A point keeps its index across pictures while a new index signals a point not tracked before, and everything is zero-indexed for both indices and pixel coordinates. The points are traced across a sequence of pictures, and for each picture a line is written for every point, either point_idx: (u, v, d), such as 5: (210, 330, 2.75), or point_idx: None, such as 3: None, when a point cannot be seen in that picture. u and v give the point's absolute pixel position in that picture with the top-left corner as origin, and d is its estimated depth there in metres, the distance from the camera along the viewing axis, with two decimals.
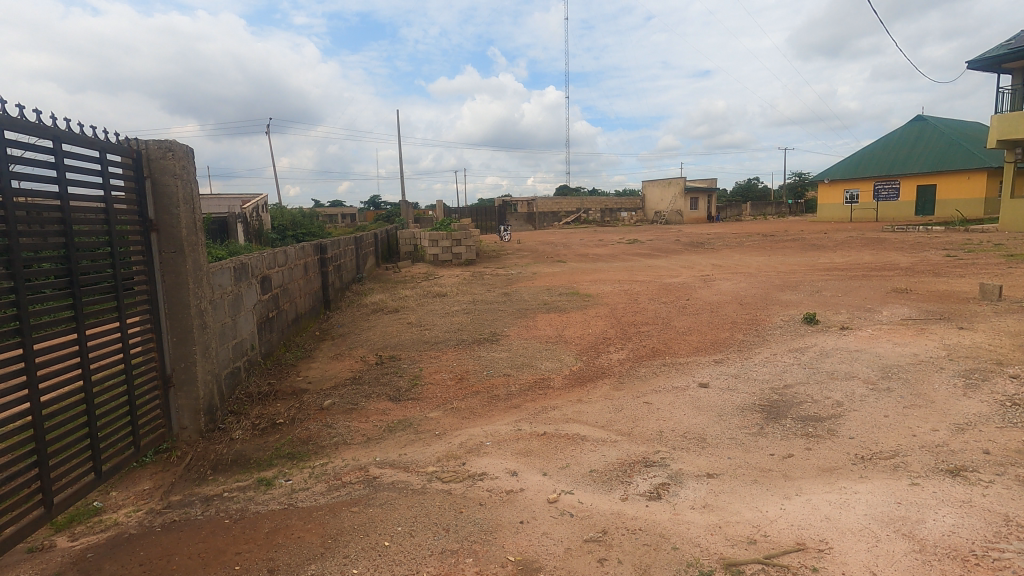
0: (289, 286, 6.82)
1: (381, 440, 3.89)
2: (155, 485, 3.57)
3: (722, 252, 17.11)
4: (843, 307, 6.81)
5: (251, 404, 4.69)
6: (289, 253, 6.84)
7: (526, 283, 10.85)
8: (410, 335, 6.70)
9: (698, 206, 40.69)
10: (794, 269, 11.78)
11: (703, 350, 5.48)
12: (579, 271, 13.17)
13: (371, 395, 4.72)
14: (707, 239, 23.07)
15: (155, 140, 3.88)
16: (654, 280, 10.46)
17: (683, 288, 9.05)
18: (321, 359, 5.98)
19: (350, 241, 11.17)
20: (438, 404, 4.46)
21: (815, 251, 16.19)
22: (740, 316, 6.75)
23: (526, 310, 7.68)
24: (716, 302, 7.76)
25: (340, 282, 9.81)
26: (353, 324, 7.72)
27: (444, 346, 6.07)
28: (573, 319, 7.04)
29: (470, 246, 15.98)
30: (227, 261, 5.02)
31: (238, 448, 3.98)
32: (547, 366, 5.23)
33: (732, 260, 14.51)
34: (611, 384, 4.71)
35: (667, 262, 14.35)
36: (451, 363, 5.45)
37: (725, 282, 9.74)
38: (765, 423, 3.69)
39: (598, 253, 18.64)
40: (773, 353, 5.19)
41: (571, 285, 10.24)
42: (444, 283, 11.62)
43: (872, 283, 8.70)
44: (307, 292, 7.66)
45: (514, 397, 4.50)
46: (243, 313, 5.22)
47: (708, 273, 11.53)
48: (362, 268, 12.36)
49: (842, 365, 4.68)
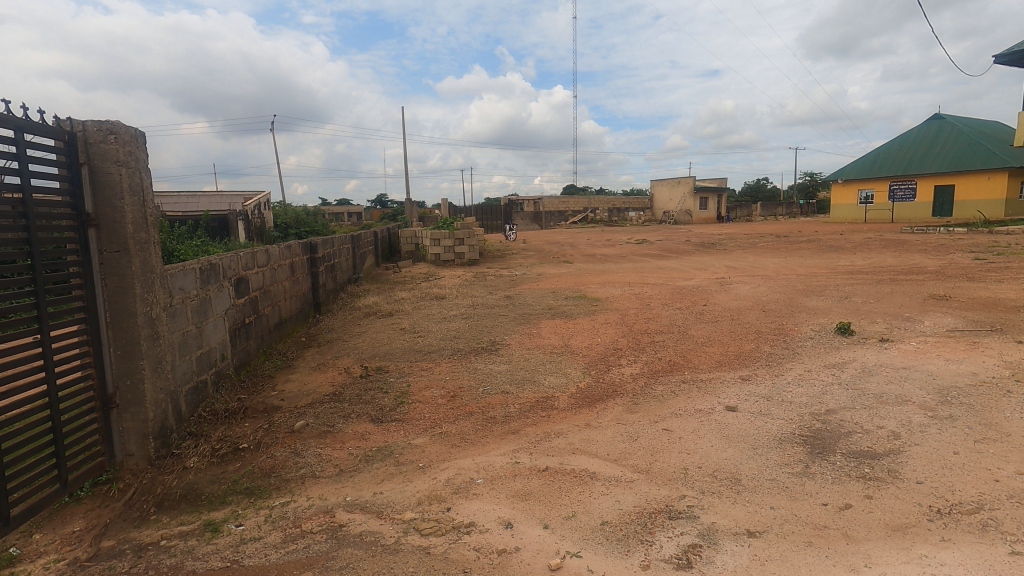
0: (272, 289, 6.27)
1: (355, 474, 3.32)
2: (87, 526, 3.01)
3: (735, 254, 16.45)
4: (879, 316, 6.17)
5: (214, 424, 4.14)
6: (271, 253, 6.29)
7: (530, 285, 10.27)
8: (402, 343, 6.13)
9: (708, 206, 39.93)
10: (815, 272, 11.14)
11: (726, 365, 4.88)
12: (586, 272, 12.58)
13: (350, 415, 4.15)
14: (719, 240, 22.42)
15: (94, 120, 3.34)
16: (666, 283, 9.84)
17: (699, 293, 8.44)
18: (301, 370, 5.42)
19: (346, 240, 10.64)
20: (425, 427, 3.88)
21: (833, 252, 15.50)
22: (765, 325, 6.14)
23: (529, 316, 7.09)
24: (736, 307, 7.15)
25: (333, 283, 9.28)
26: (342, 329, 7.16)
27: (438, 356, 5.49)
28: (580, 326, 6.45)
29: (473, 245, 15.41)
30: (192, 262, 4.48)
31: (190, 480, 3.42)
32: (551, 382, 4.65)
33: (747, 262, 13.86)
34: (623, 405, 4.11)
35: (679, 263, 13.71)
36: (444, 377, 4.88)
37: (743, 286, 9.12)
38: (810, 460, 3.09)
39: (606, 253, 18.00)
40: (808, 370, 4.57)
41: (579, 287, 9.65)
42: (444, 284, 11.05)
43: (904, 289, 8.04)
44: (294, 295, 7.12)
45: (513, 421, 3.92)
46: (211, 320, 4.67)
47: (723, 275, 10.90)
48: (360, 268, 11.82)
49: (890, 386, 4.07)
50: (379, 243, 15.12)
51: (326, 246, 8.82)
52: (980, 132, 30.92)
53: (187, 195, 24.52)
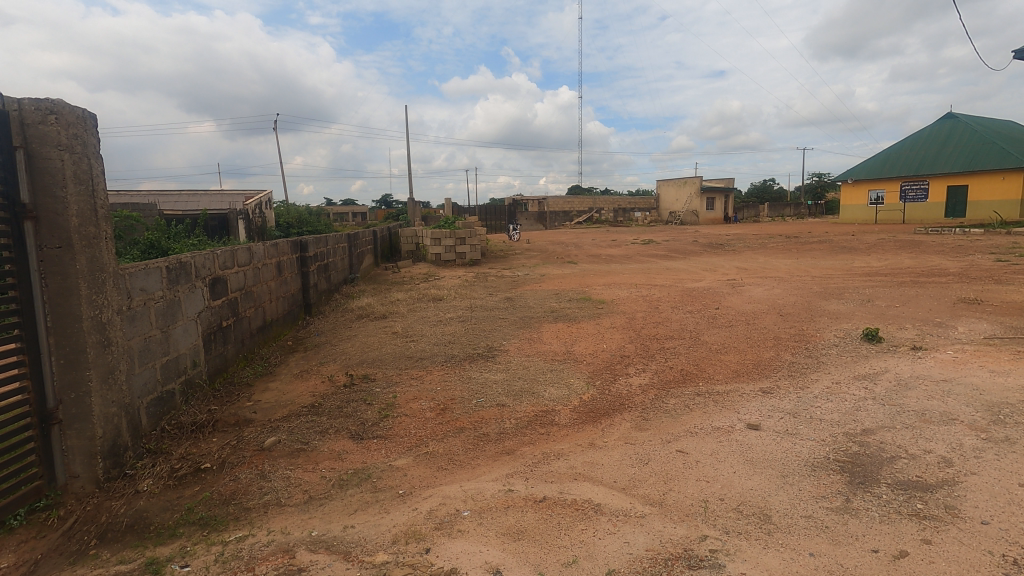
0: (255, 290, 5.88)
1: (325, 502, 2.90)
2: (14, 563, 2.61)
3: (745, 254, 15.96)
4: (907, 321, 5.71)
5: (178, 440, 3.74)
6: (254, 252, 5.89)
7: (533, 286, 9.84)
8: (393, 348, 5.72)
9: (714, 206, 39.39)
10: (831, 274, 10.67)
11: (745, 376, 4.44)
12: (590, 273, 12.14)
13: (327, 430, 3.73)
14: (727, 240, 21.94)
15: (32, 98, 2.93)
16: (675, 285, 9.40)
17: (710, 295, 8.00)
18: (282, 378, 5.01)
19: (342, 239, 10.26)
20: (409, 446, 3.46)
21: (847, 253, 15.00)
22: (784, 330, 5.69)
23: (530, 319, 6.66)
24: (751, 311, 6.70)
25: (326, 283, 8.89)
26: (332, 333, 6.76)
27: (429, 363, 5.08)
28: (584, 331, 6.02)
29: (475, 245, 15.00)
30: (158, 260, 4.08)
31: (140, 507, 3.00)
32: (551, 394, 4.22)
33: (757, 263, 13.38)
34: (632, 422, 3.68)
35: (688, 264, 13.27)
36: (434, 388, 4.46)
37: (757, 288, 8.66)
38: (850, 493, 2.65)
39: (611, 254, 17.57)
40: (836, 383, 4.13)
41: (583, 288, 9.22)
42: (444, 284, 10.65)
43: (930, 291, 7.57)
44: (280, 296, 6.73)
45: (508, 439, 3.50)
46: (180, 324, 4.27)
47: (734, 277, 10.44)
48: (356, 268, 11.44)
49: (932, 401, 3.62)
50: (378, 242, 14.73)
51: (318, 245, 8.43)
52: (994, 131, 30.26)
53: (187, 194, 24.26)
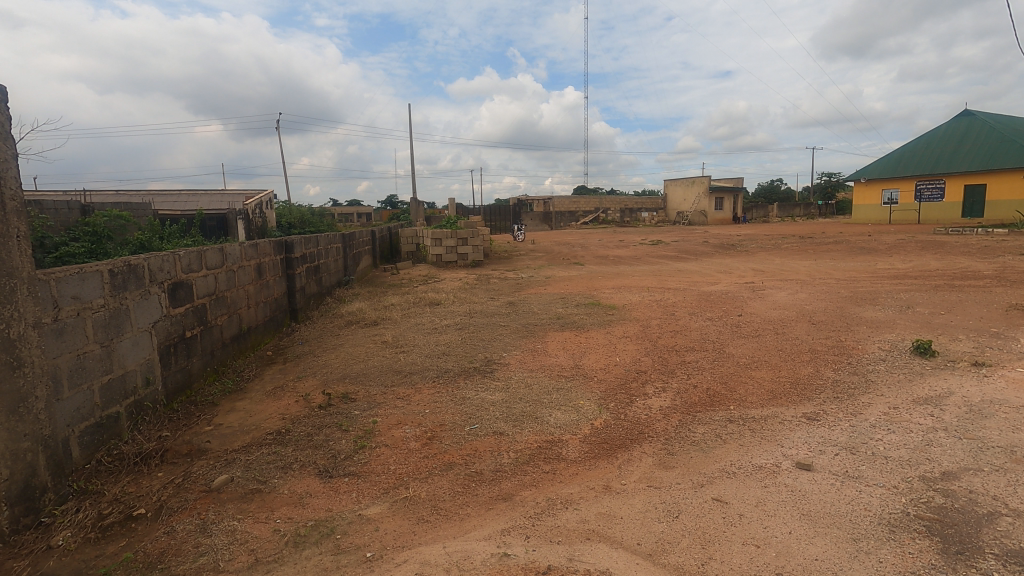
0: (228, 295, 5.30)
1: (272, 568, 2.30)
2: None
3: (759, 255, 15.28)
4: (960, 331, 5.05)
5: (116, 477, 3.15)
6: (227, 252, 5.32)
7: (537, 290, 9.24)
8: (380, 360, 5.13)
9: (723, 206, 38.65)
10: (855, 276, 10.02)
11: (783, 397, 3.82)
12: (597, 275, 11.52)
13: (292, 465, 3.14)
14: (738, 241, 21.26)
15: None
16: (689, 288, 8.78)
17: (730, 299, 7.38)
18: (253, 396, 4.42)
19: (335, 239, 9.69)
20: (385, 488, 2.86)
21: (867, 254, 14.31)
22: (819, 341, 5.06)
23: (534, 327, 6.04)
24: (778, 318, 6.07)
25: (316, 286, 8.32)
26: (318, 342, 6.18)
27: (419, 379, 4.48)
28: (594, 341, 5.41)
29: (477, 246, 14.43)
30: (100, 263, 3.50)
31: (47, 571, 2.40)
32: (558, 418, 3.61)
33: (773, 264, 12.71)
34: (654, 458, 3.07)
35: (700, 266, 12.63)
36: (421, 410, 3.85)
37: (779, 292, 8.01)
38: (948, 568, 2.03)
39: (619, 254, 16.96)
40: (894, 408, 3.50)
41: (591, 292, 8.61)
42: (444, 287, 10.05)
43: (973, 296, 6.91)
44: (261, 301, 6.15)
45: (504, 480, 2.89)
46: (128, 336, 3.69)
47: (752, 280, 9.79)
48: (352, 270, 10.87)
49: (1020, 435, 2.98)
50: (377, 242, 14.16)
51: (306, 246, 7.86)
52: (1013, 128, 29.38)
53: (186, 194, 23.82)
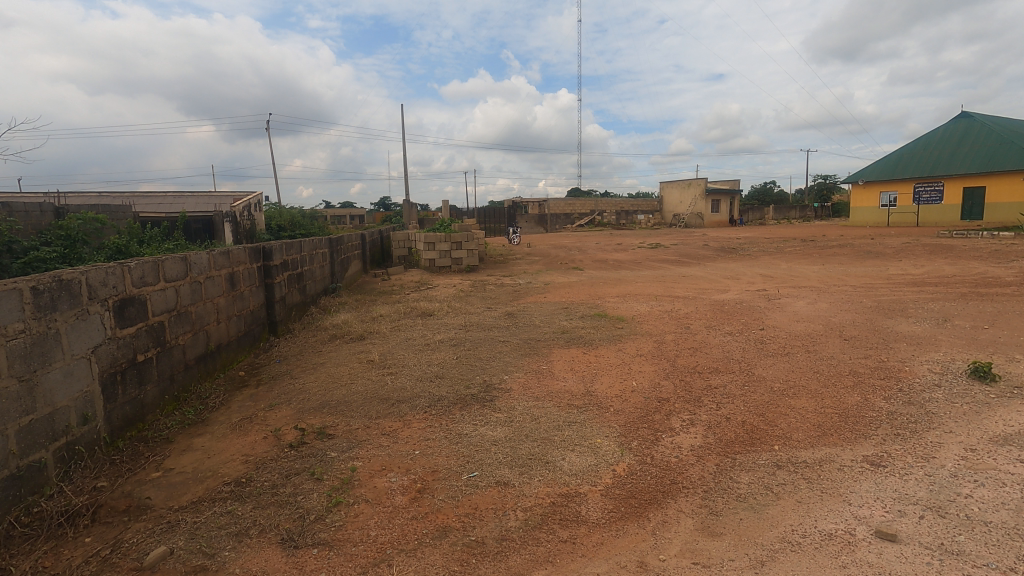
0: (192, 310, 4.70)
1: None
2: None
3: (764, 260, 14.76)
4: (1013, 350, 4.52)
5: (28, 548, 2.52)
6: (191, 262, 4.72)
7: (537, 298, 8.66)
8: (365, 384, 4.53)
9: (720, 209, 38.27)
10: (871, 283, 9.51)
11: (835, 435, 3.26)
12: (598, 281, 10.96)
13: (248, 530, 2.53)
14: (738, 244, 20.77)
15: None
16: (699, 297, 8.24)
17: (746, 310, 6.84)
18: (215, 430, 3.81)
19: (321, 244, 9.08)
20: (362, 567, 2.27)
21: (875, 258, 13.86)
22: (859, 361, 4.50)
23: (536, 344, 5.46)
24: (804, 332, 5.53)
25: (298, 296, 7.71)
26: (297, 361, 5.56)
27: (408, 410, 3.89)
28: (604, 360, 4.84)
29: (472, 250, 13.85)
30: (21, 279, 2.90)
31: None
32: (572, 462, 3.04)
33: (782, 270, 12.17)
34: (695, 521, 2.50)
35: (705, 271, 12.10)
36: (410, 452, 3.26)
37: (797, 301, 7.47)
38: None
39: (619, 259, 16.44)
40: (973, 451, 2.94)
41: (595, 301, 8.05)
42: (437, 296, 9.46)
43: (1009, 307, 6.40)
44: (233, 315, 5.54)
45: (512, 554, 2.31)
46: (58, 366, 3.08)
47: (764, 287, 9.25)
48: (339, 277, 10.26)
49: None
50: (367, 246, 13.54)
51: (286, 253, 7.27)
52: (1011, 130, 29.14)
53: (172, 196, 23.15)
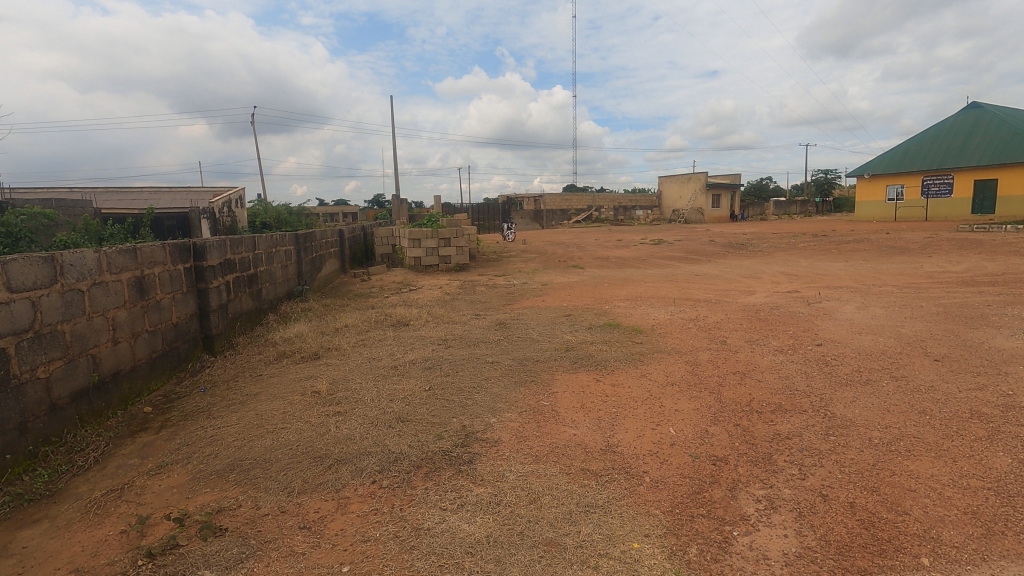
0: (66, 330, 3.45)
1: None
2: None
3: (780, 257, 13.54)
4: None
5: None
6: (65, 263, 3.47)
7: (533, 303, 7.42)
8: (300, 431, 3.29)
9: (720, 204, 37.15)
10: (914, 282, 8.33)
11: (1011, 537, 2.05)
12: (601, 281, 9.74)
13: None
14: (745, 239, 19.65)
15: None
16: (723, 301, 7.04)
17: (788, 318, 5.63)
18: (59, 515, 2.56)
19: (282, 242, 7.79)
20: None
21: (902, 255, 12.73)
22: (975, 396, 3.28)
23: (533, 368, 4.23)
24: (875, 350, 4.32)
25: (248, 302, 6.45)
26: (225, 390, 4.32)
27: (348, 482, 2.65)
28: (625, 394, 3.62)
29: (461, 247, 12.60)
30: None
31: None
32: None
33: (804, 268, 10.98)
34: None
35: (719, 270, 10.93)
36: (336, 569, 2.03)
37: (844, 306, 6.25)
38: None
39: (622, 256, 15.28)
40: None
41: (602, 306, 6.82)
42: (420, 300, 8.21)
43: None
44: (142, 332, 4.27)
45: None
46: None
47: (794, 288, 8.06)
48: (308, 278, 8.98)
49: None
50: (346, 243, 12.28)
51: (231, 251, 6.02)
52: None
53: (147, 193, 21.85)
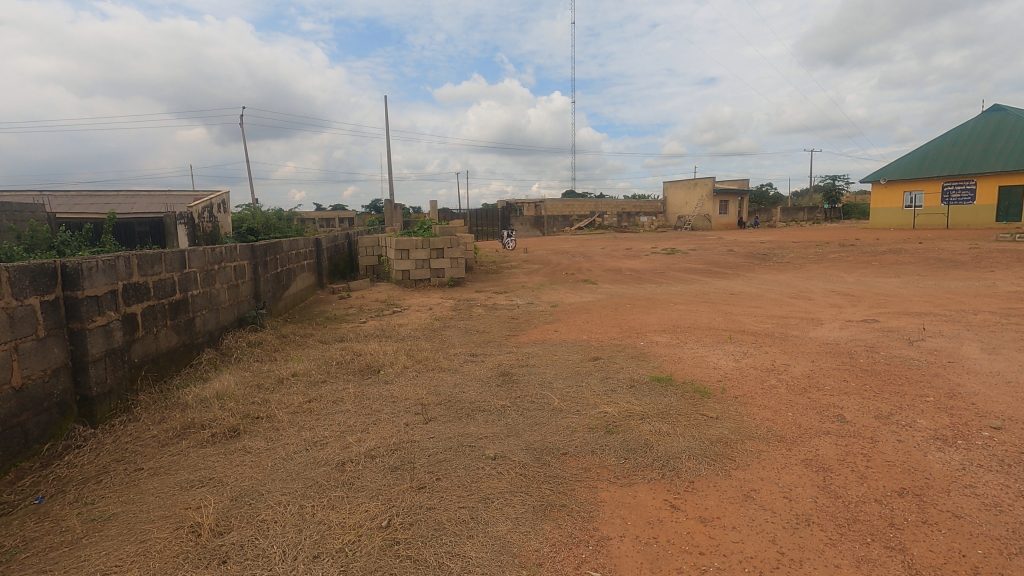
0: None
1: None
2: None
3: (817, 271, 11.90)
4: None
5: None
6: None
7: (545, 336, 5.82)
8: None
9: (728, 211, 35.67)
10: (1012, 308, 6.71)
11: None
12: (622, 303, 8.17)
13: None
14: (766, 249, 18.09)
15: None
16: (791, 336, 5.43)
17: (904, 370, 4.03)
18: None
19: (227, 257, 6.17)
20: None
21: (958, 269, 11.10)
22: None
23: (561, 474, 2.63)
24: None
25: (170, 339, 4.84)
26: (69, 503, 2.70)
27: None
28: (734, 551, 2.02)
29: (457, 258, 11.01)
30: None
31: None
32: None
33: (856, 285, 9.35)
34: None
35: (756, 288, 9.35)
36: None
37: (964, 349, 4.64)
38: None
39: (638, 267, 13.73)
40: None
41: (635, 343, 5.22)
42: (403, 328, 6.60)
43: None
44: None
45: None
46: None
47: (868, 316, 6.44)
48: (267, 301, 7.34)
49: None
50: (325, 254, 10.69)
51: (139, 272, 4.44)
52: None
53: (122, 197, 20.35)
